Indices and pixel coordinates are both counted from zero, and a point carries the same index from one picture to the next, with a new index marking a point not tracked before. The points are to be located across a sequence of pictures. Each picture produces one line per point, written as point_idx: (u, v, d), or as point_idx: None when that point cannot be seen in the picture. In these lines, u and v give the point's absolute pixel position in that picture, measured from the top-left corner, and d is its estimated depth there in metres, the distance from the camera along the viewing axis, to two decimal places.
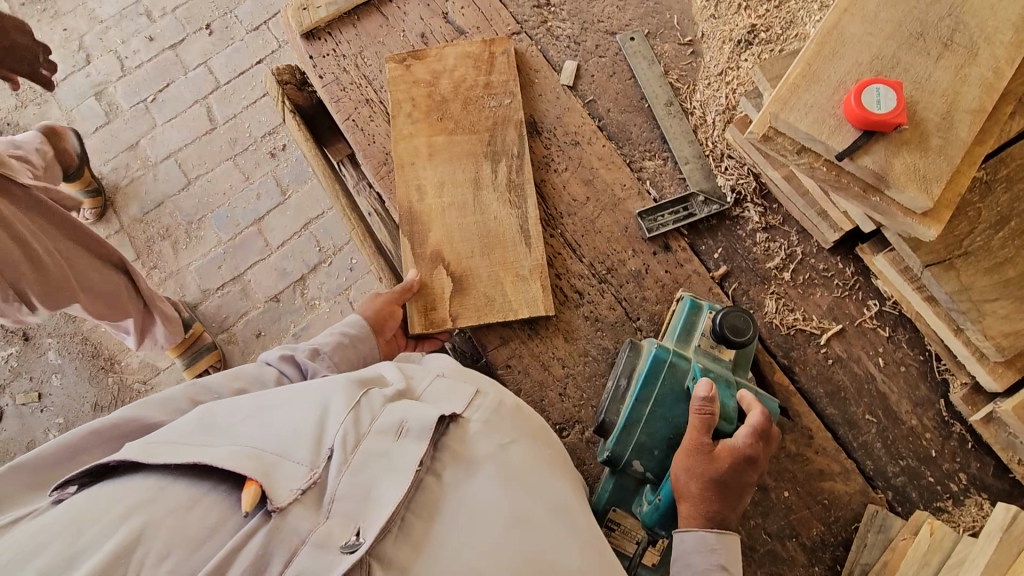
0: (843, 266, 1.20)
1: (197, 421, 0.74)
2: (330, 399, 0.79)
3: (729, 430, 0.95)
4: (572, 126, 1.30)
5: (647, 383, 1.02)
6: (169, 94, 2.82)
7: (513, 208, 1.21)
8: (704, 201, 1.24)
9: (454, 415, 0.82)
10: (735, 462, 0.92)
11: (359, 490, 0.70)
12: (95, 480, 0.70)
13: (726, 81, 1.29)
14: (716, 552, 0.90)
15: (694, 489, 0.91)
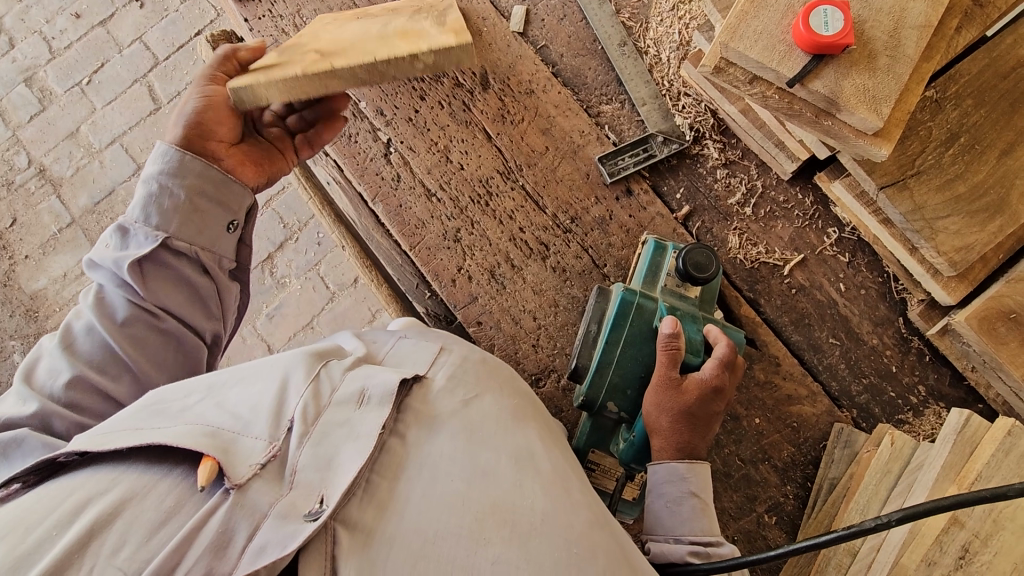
0: (802, 197, 1.22)
1: (149, 408, 0.74)
2: (288, 371, 0.79)
3: (697, 363, 0.98)
4: (526, 74, 1.26)
5: (617, 325, 1.04)
6: (106, 75, 2.66)
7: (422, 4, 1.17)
8: (663, 141, 1.23)
9: (417, 377, 0.82)
10: (703, 397, 0.95)
11: (319, 461, 0.70)
12: (45, 477, 0.70)
13: (679, 16, 1.26)
14: (687, 481, 0.93)
15: (665, 423, 0.94)
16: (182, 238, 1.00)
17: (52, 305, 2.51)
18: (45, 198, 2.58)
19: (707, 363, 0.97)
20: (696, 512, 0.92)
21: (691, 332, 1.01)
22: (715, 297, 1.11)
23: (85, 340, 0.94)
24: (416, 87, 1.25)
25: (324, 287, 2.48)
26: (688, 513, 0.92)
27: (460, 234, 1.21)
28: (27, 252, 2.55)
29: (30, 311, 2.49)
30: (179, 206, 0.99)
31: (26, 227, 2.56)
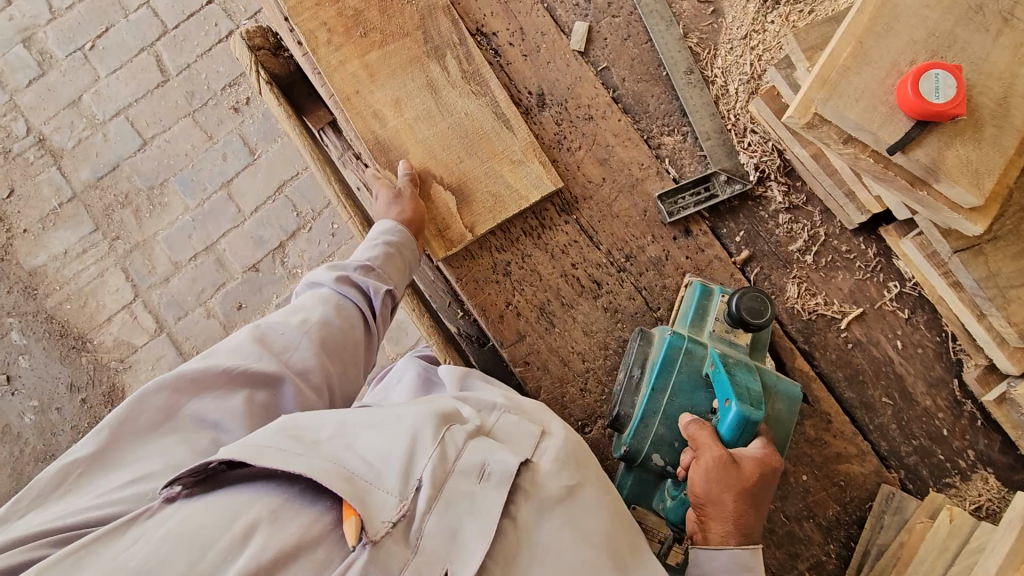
0: (865, 247, 1.17)
1: (287, 433, 0.75)
2: (416, 426, 0.79)
3: (758, 417, 0.89)
4: (584, 98, 1.19)
5: (665, 372, 1.00)
6: (111, 41, 2.51)
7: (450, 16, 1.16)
8: (727, 180, 1.17)
9: (525, 459, 0.82)
10: (761, 475, 0.89)
11: (446, 531, 0.73)
12: (201, 482, 0.74)
13: (751, 46, 1.18)
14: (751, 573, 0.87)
15: (727, 501, 0.89)
16: (396, 250, 1.10)
17: (52, 283, 2.41)
18: (45, 169, 2.46)
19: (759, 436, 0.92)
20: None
21: (749, 381, 0.94)
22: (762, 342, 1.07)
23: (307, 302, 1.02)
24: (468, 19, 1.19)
25: None
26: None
27: (510, 268, 1.15)
28: (25, 227, 2.44)
29: (28, 288, 2.39)
30: (394, 229, 1.08)
31: (24, 199, 2.45)
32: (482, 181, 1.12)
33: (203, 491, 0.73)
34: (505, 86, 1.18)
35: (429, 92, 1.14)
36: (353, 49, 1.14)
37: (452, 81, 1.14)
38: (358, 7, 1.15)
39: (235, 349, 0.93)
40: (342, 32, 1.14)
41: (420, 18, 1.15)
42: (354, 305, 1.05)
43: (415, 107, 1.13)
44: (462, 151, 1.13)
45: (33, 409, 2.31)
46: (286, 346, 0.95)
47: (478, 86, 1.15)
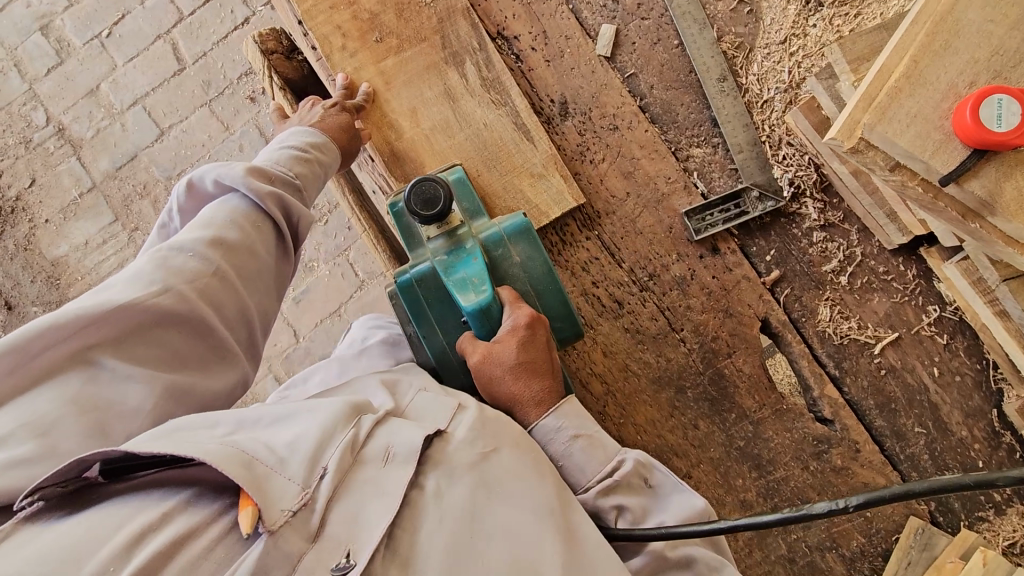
0: (903, 269, 1.11)
1: (177, 428, 0.70)
2: (325, 411, 0.78)
3: (487, 301, 0.92)
4: (610, 107, 1.13)
5: (420, 317, 0.99)
6: (126, 28, 2.48)
7: (470, 19, 1.10)
8: (758, 197, 1.11)
9: (438, 432, 0.82)
10: (521, 342, 0.91)
11: (349, 516, 0.69)
12: (65, 502, 0.65)
13: (790, 52, 1.11)
14: (563, 429, 0.89)
15: (508, 387, 0.92)
16: (319, 166, 1.01)
17: (73, 273, 2.43)
18: (64, 159, 2.47)
19: (507, 310, 0.94)
20: (586, 452, 0.89)
21: (458, 276, 0.94)
22: (480, 210, 1.02)
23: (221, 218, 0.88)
24: (490, 23, 1.14)
25: (354, 274, 2.39)
26: (580, 458, 0.88)
27: None
28: (47, 217, 2.46)
29: (51, 278, 2.42)
30: (321, 141, 1.02)
31: (45, 189, 2.46)
32: (500, 196, 1.08)
33: (65, 510, 0.64)
34: (528, 94, 1.13)
35: (446, 101, 1.09)
36: (368, 55, 1.09)
37: (471, 89, 1.09)
38: (374, 8, 1.09)
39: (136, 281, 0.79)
40: (356, 36, 1.09)
41: (438, 21, 1.09)
42: (275, 229, 0.93)
43: (433, 116, 1.09)
44: (480, 163, 1.08)
45: None
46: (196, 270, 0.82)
47: (498, 95, 1.10)
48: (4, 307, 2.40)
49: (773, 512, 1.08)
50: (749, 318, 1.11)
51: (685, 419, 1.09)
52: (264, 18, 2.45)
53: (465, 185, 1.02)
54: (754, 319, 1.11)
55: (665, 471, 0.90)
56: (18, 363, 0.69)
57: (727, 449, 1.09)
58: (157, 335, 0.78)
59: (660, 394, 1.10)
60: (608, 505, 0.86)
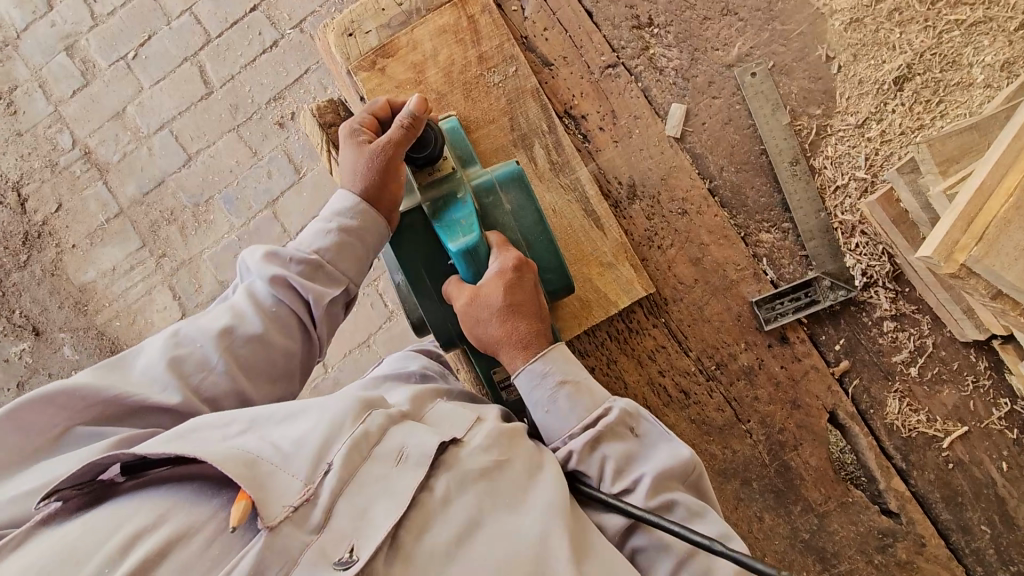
0: (974, 360, 1.09)
1: (187, 430, 0.72)
2: (335, 410, 0.76)
3: (474, 240, 0.90)
4: (679, 189, 1.11)
5: (408, 262, 0.99)
6: (153, 50, 2.44)
7: (539, 102, 1.08)
8: (830, 286, 1.09)
9: (454, 438, 0.80)
10: (507, 284, 0.90)
11: (354, 510, 0.69)
12: (87, 502, 0.69)
13: (867, 137, 1.08)
14: (548, 376, 0.87)
15: (495, 329, 0.91)
16: (355, 237, 0.92)
17: (101, 299, 2.41)
18: (91, 183, 2.44)
19: (495, 254, 0.93)
20: (573, 399, 0.86)
21: (448, 220, 0.93)
22: (475, 159, 1.02)
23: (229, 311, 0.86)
24: (558, 101, 1.11)
25: (383, 305, 2.35)
26: (564, 405, 0.86)
27: (595, 373, 1.10)
28: (74, 241, 2.44)
29: (79, 304, 2.40)
30: (358, 205, 0.92)
31: (72, 214, 2.44)
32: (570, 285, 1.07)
33: (83, 509, 0.68)
34: (595, 176, 1.11)
35: None
36: None
37: (540, 173, 1.08)
38: (442, 88, 1.08)
39: (144, 371, 0.80)
40: None
41: (508, 102, 1.08)
42: (297, 317, 0.90)
43: None
44: None
45: None
46: (200, 364, 0.82)
47: (568, 179, 1.08)
48: (31, 333, 2.39)
49: None
50: (817, 409, 1.09)
51: (750, 512, 1.09)
52: (294, 41, 2.40)
53: (458, 134, 1.03)
54: (822, 411, 1.09)
55: (654, 422, 0.86)
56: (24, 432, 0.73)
57: (791, 542, 1.08)
58: (153, 420, 0.79)
59: (725, 486, 1.09)
60: (589, 451, 0.82)
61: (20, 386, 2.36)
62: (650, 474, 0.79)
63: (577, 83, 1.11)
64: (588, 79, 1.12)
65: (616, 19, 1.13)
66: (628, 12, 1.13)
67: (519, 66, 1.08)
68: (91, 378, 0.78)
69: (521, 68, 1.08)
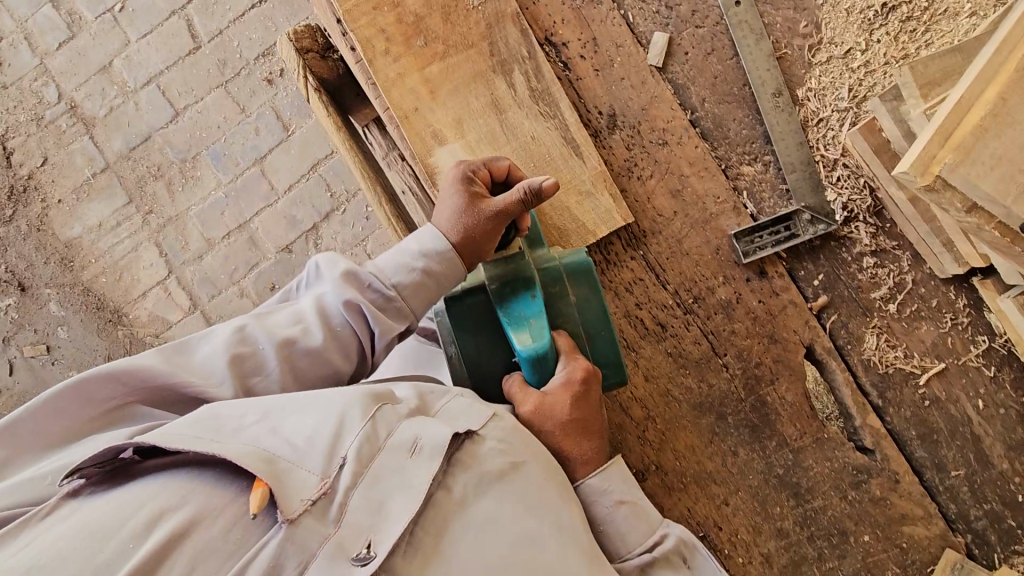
0: (954, 297, 1.08)
1: (201, 420, 0.70)
2: (347, 405, 0.74)
3: (544, 346, 0.87)
4: (660, 121, 1.09)
5: (468, 346, 0.96)
6: (140, 2, 2.40)
7: (519, 28, 1.06)
8: (810, 219, 1.07)
9: (470, 431, 0.79)
10: (574, 396, 0.87)
11: (370, 504, 0.68)
12: (111, 475, 0.69)
13: (851, 67, 1.05)
14: (607, 491, 0.87)
15: (558, 442, 0.87)
16: (435, 281, 0.89)
17: (88, 255, 2.40)
18: (77, 138, 2.41)
19: (563, 360, 0.90)
20: (631, 519, 0.86)
21: (516, 315, 0.90)
22: (544, 246, 0.99)
23: (289, 319, 0.84)
24: (538, 28, 1.09)
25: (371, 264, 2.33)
26: (621, 525, 0.85)
27: None
28: (61, 196, 2.42)
29: (65, 260, 2.39)
30: (438, 267, 0.89)
31: (59, 168, 2.41)
32: (549, 214, 1.05)
33: (105, 486, 0.67)
34: (575, 105, 1.09)
35: (493, 112, 1.05)
36: (412, 60, 1.05)
37: (519, 99, 1.06)
38: (419, 10, 1.05)
39: (201, 364, 0.79)
40: (400, 40, 1.05)
41: (487, 27, 1.06)
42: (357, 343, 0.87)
43: (477, 127, 1.05)
44: None
45: None
46: (258, 367, 0.81)
47: (547, 106, 1.06)
48: (17, 288, 2.37)
49: (809, 540, 1.08)
50: (793, 344, 1.08)
51: (724, 446, 1.08)
52: None
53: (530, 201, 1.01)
54: (799, 346, 1.08)
55: (713, 561, 0.84)
56: (80, 402, 0.74)
57: (766, 477, 1.08)
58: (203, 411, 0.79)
59: (700, 419, 1.08)
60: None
61: (7, 340, 2.36)
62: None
63: (558, 10, 1.09)
64: (570, 6, 1.09)
65: None
66: None
67: None
68: (156, 361, 0.77)
69: None
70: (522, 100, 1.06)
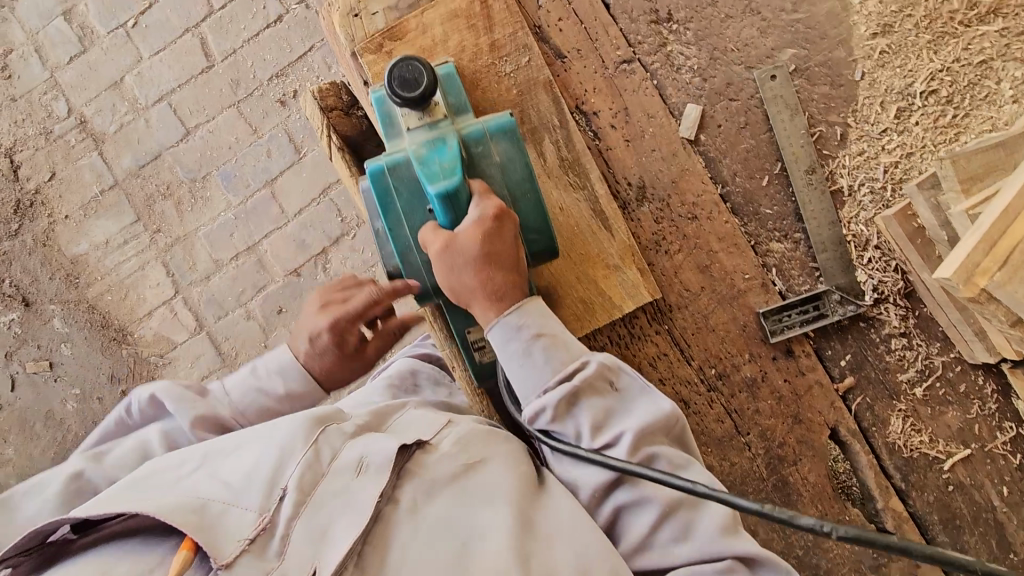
0: (980, 383, 1.07)
1: (140, 482, 0.76)
2: (287, 436, 0.80)
3: (455, 184, 0.86)
4: (690, 194, 1.07)
5: (388, 210, 0.92)
6: (153, 19, 2.37)
7: (551, 96, 1.04)
8: (840, 300, 1.06)
9: (419, 443, 0.84)
10: (484, 234, 0.85)
11: (313, 533, 0.73)
12: (45, 559, 0.73)
13: (885, 149, 1.05)
14: (523, 329, 0.86)
15: (470, 278, 0.86)
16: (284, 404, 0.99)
17: (93, 272, 2.36)
18: (86, 153, 2.38)
19: (476, 200, 0.87)
20: (547, 354, 0.86)
21: (429, 167, 0.88)
22: (467, 107, 0.96)
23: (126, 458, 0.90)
24: (570, 95, 1.07)
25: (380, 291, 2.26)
26: (540, 359, 0.86)
27: None
28: (67, 212, 2.38)
29: (71, 275, 2.36)
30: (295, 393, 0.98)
31: (66, 183, 2.38)
32: (575, 287, 1.04)
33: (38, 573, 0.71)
34: (604, 175, 1.07)
35: None
36: None
37: (548, 170, 1.04)
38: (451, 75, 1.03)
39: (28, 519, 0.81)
40: None
41: (518, 94, 1.04)
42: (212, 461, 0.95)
43: None
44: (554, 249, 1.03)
45: (76, 397, 2.30)
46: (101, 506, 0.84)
47: (576, 177, 1.04)
48: (21, 302, 2.34)
49: None
50: (818, 425, 1.07)
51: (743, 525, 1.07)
52: (299, 16, 2.32)
53: (452, 79, 0.97)
54: (823, 427, 1.07)
55: (632, 376, 0.88)
56: None
57: (785, 558, 1.07)
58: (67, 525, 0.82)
59: None
60: (566, 412, 0.85)
61: (9, 356, 2.33)
62: (629, 429, 0.83)
63: (591, 77, 1.08)
64: (602, 74, 1.08)
65: (633, 13, 1.09)
66: (647, 6, 1.09)
67: (532, 56, 1.04)
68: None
69: (535, 60, 1.04)
70: (551, 169, 1.04)
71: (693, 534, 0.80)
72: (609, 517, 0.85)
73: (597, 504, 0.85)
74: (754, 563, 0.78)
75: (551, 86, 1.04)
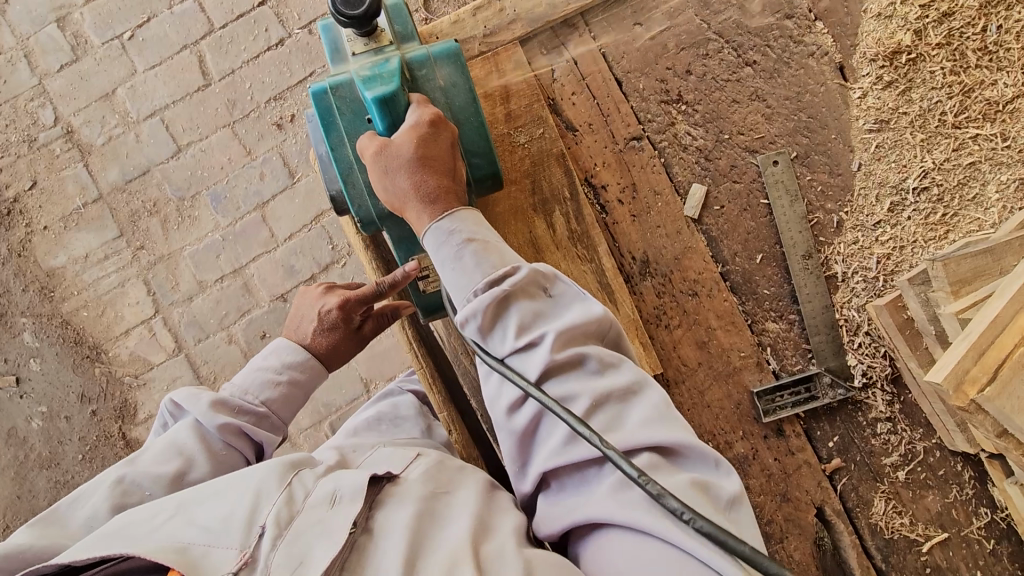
0: (960, 468, 1.10)
1: (110, 534, 0.68)
2: (261, 479, 0.72)
3: (393, 89, 0.84)
4: (691, 271, 1.10)
5: (330, 129, 0.90)
6: (151, 32, 2.25)
7: (562, 167, 1.06)
8: (830, 383, 1.09)
9: (391, 475, 0.76)
10: (420, 138, 0.83)
11: (291, 559, 0.62)
12: None
13: (877, 239, 1.09)
14: (455, 233, 0.80)
15: (403, 182, 0.82)
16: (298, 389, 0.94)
17: (69, 287, 2.23)
18: (71, 164, 2.25)
19: (414, 107, 0.86)
20: (478, 256, 0.78)
21: (370, 80, 0.86)
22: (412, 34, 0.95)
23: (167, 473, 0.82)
24: (580, 168, 1.10)
25: None
26: (469, 262, 0.77)
27: None
28: (45, 224, 2.25)
29: (45, 290, 2.23)
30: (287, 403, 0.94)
31: (47, 194, 2.25)
32: None
33: None
34: (610, 248, 1.10)
35: (532, 253, 1.04)
36: None
37: (558, 242, 1.05)
38: None
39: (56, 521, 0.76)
40: None
41: (532, 165, 1.06)
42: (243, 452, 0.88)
43: None
44: None
45: (41, 415, 2.17)
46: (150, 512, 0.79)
47: (585, 249, 1.06)
48: None
49: None
50: (805, 504, 1.09)
51: None
52: (301, 41, 2.20)
53: (400, 9, 0.96)
54: (810, 506, 1.09)
55: (569, 283, 0.77)
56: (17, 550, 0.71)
57: None
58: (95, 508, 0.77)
59: None
60: (493, 321, 0.74)
61: None
62: (555, 329, 0.71)
63: (602, 154, 1.10)
64: (612, 149, 1.11)
65: (645, 92, 1.12)
66: (658, 86, 1.12)
67: (547, 129, 1.06)
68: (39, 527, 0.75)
69: (549, 132, 1.06)
70: (559, 239, 1.05)
71: (625, 424, 0.67)
72: (528, 431, 0.72)
73: (516, 409, 0.72)
74: (680, 458, 0.67)
75: (564, 158, 1.06)
